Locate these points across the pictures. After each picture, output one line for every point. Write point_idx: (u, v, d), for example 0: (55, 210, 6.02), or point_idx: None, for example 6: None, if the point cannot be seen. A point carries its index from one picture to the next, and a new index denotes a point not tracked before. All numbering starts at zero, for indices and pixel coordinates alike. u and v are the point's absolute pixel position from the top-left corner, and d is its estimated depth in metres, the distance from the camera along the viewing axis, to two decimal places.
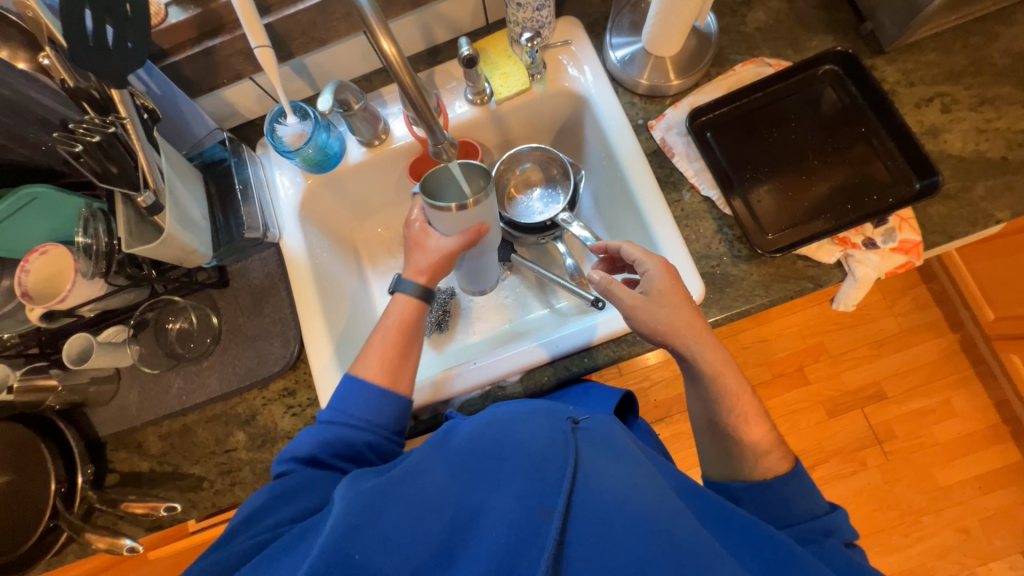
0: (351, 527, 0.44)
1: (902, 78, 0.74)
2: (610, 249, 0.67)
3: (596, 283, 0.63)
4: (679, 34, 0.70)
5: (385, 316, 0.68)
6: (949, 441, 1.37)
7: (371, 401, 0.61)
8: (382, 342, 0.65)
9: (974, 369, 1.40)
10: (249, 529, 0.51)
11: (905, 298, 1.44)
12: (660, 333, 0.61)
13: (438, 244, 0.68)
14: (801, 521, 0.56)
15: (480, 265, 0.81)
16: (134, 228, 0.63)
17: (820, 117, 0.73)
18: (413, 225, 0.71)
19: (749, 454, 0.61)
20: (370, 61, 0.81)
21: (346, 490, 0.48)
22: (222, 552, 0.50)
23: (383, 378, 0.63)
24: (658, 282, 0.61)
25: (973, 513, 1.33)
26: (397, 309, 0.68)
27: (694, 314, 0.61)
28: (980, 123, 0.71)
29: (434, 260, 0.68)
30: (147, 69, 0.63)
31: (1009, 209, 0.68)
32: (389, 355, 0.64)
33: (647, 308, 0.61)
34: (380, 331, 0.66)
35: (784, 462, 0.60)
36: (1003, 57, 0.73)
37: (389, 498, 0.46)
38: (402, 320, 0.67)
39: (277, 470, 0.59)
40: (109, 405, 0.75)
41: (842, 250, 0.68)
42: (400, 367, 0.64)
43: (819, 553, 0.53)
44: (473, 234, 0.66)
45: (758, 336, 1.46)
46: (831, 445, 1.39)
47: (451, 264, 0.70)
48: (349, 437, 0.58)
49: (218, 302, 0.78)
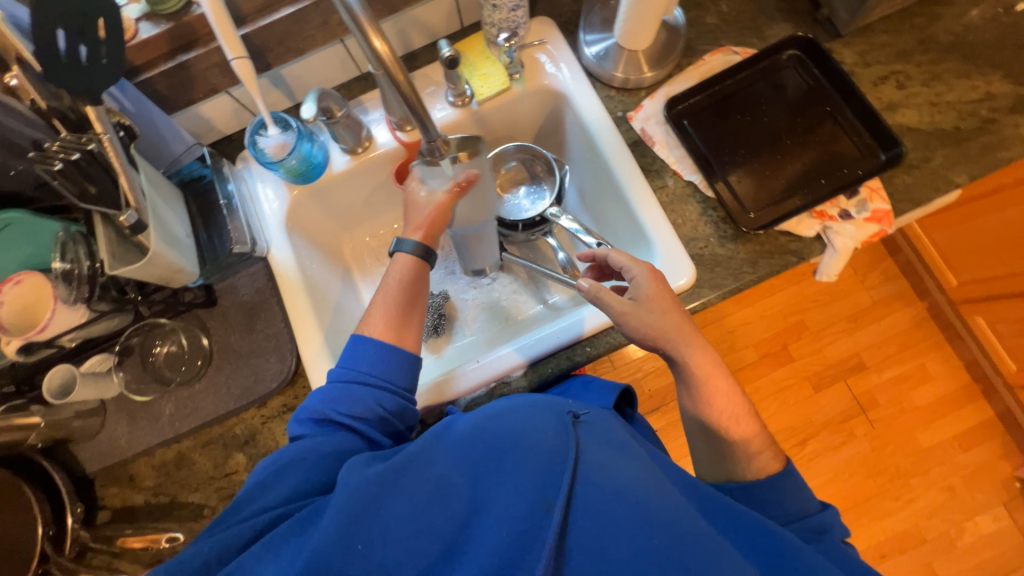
0: (354, 515, 0.44)
1: (859, 59, 0.79)
2: (599, 257, 0.68)
3: (587, 290, 0.63)
4: (650, 29, 0.73)
5: (385, 278, 0.66)
6: (928, 404, 1.44)
7: (380, 356, 0.60)
8: (386, 301, 0.64)
9: (943, 333, 1.48)
10: (245, 510, 0.50)
11: (875, 271, 1.52)
12: (650, 338, 0.62)
13: (428, 197, 0.66)
14: (800, 519, 0.58)
15: (485, 245, 0.80)
16: (116, 249, 0.60)
17: (788, 99, 0.77)
18: (408, 188, 0.69)
19: (742, 455, 0.61)
20: (348, 69, 0.81)
21: (349, 474, 0.47)
22: (216, 533, 0.49)
23: (389, 336, 0.62)
24: (647, 288, 0.62)
25: (956, 470, 1.40)
26: (398, 269, 0.66)
27: (685, 320, 0.63)
28: (932, 97, 0.76)
29: (429, 214, 0.66)
30: (119, 86, 0.61)
31: (966, 175, 0.73)
32: (392, 315, 0.63)
33: (637, 313, 0.61)
34: (382, 291, 0.64)
35: (777, 462, 0.61)
36: (946, 35, 0.79)
37: (394, 489, 0.46)
38: (403, 279, 0.65)
39: (292, 429, 0.58)
40: (95, 440, 0.72)
41: (820, 223, 0.71)
42: (405, 326, 0.63)
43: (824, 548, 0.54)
44: (461, 183, 0.64)
45: (742, 318, 1.51)
46: (820, 418, 1.44)
47: (445, 220, 0.68)
48: (361, 395, 0.57)
49: (207, 322, 0.76)
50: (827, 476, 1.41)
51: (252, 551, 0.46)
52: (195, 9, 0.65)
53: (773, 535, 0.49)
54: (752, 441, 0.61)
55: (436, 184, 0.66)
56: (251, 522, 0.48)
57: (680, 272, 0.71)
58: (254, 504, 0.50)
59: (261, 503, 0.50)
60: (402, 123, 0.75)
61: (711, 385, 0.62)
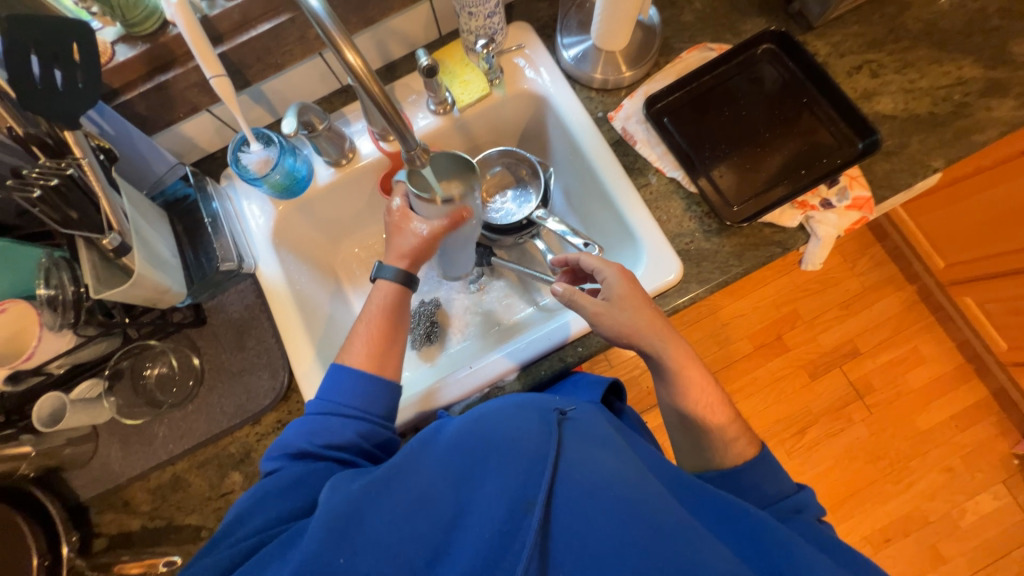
0: (334, 531, 0.44)
1: (833, 50, 0.80)
2: (571, 261, 0.68)
3: (561, 295, 0.63)
4: (626, 30, 0.74)
5: (367, 304, 0.68)
6: (923, 387, 1.45)
7: (358, 387, 0.60)
8: (368, 330, 0.65)
9: (934, 315, 1.49)
10: (233, 536, 0.51)
11: (863, 258, 1.53)
12: (624, 335, 0.62)
13: (418, 229, 0.68)
14: (776, 501, 0.58)
15: (457, 255, 0.80)
16: (100, 273, 0.60)
17: (764, 93, 0.78)
18: (393, 213, 0.70)
19: (719, 442, 0.63)
20: (328, 82, 0.81)
21: (332, 492, 0.47)
22: (211, 556, 0.50)
23: (369, 366, 0.62)
24: (619, 287, 0.62)
25: (954, 451, 1.41)
26: (380, 295, 0.67)
27: (655, 312, 0.63)
28: (906, 84, 0.77)
29: (417, 245, 0.68)
30: (98, 110, 0.62)
31: (943, 158, 0.74)
32: (374, 342, 0.63)
33: (611, 313, 0.62)
34: (366, 319, 0.66)
35: (751, 448, 0.62)
36: (916, 23, 0.80)
37: (375, 501, 0.45)
38: (386, 304, 0.67)
39: (266, 467, 0.58)
40: (88, 466, 0.71)
41: (803, 213, 0.72)
42: (387, 354, 0.64)
43: (816, 530, 0.55)
44: (455, 219, 0.67)
45: (736, 311, 1.51)
46: (818, 406, 1.45)
47: (430, 252, 0.70)
48: (340, 427, 0.57)
49: (198, 342, 0.75)
50: (827, 464, 1.42)
51: (238, 574, 0.46)
52: (171, 30, 0.65)
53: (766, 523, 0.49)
54: (738, 430, 0.63)
55: (427, 217, 0.68)
56: (236, 548, 0.49)
57: (667, 268, 0.72)
58: (245, 526, 0.51)
59: (246, 530, 0.51)
60: (384, 134, 0.75)
61: (700, 378, 0.63)
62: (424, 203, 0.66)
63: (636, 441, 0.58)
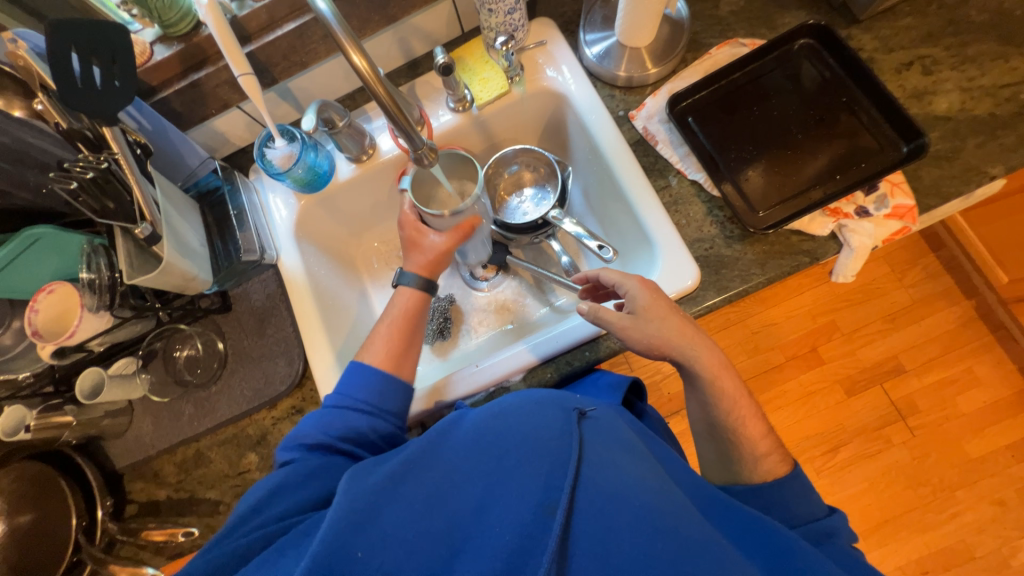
0: (353, 523, 0.44)
1: (880, 45, 0.74)
2: (591, 277, 0.67)
3: (586, 312, 0.61)
4: (650, 24, 0.71)
5: (390, 308, 0.70)
6: (976, 411, 1.34)
7: (377, 385, 0.62)
8: (389, 331, 0.68)
9: (993, 334, 1.37)
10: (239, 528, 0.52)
11: (915, 268, 1.41)
12: (654, 348, 0.60)
13: (434, 240, 0.71)
14: (804, 523, 0.56)
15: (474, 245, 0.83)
16: (134, 259, 0.64)
17: (800, 91, 0.73)
18: (406, 228, 0.72)
19: (749, 457, 0.60)
20: (352, 80, 0.83)
21: (350, 482, 0.48)
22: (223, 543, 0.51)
23: (388, 365, 0.65)
24: (642, 299, 0.60)
25: (1010, 483, 1.29)
26: (403, 299, 0.70)
27: (683, 320, 0.61)
28: (964, 82, 0.70)
29: (433, 257, 0.71)
30: (136, 106, 0.66)
31: (1002, 164, 0.67)
32: (395, 342, 0.67)
33: (637, 326, 0.59)
34: (386, 321, 0.69)
35: (783, 466, 0.59)
36: (979, 15, 0.73)
37: (394, 494, 0.47)
38: (408, 309, 0.69)
39: (282, 457, 0.59)
40: (123, 437, 0.77)
41: (835, 221, 0.68)
42: (405, 355, 0.66)
43: (833, 557, 0.52)
44: (466, 227, 0.71)
45: (768, 319, 1.44)
46: (854, 425, 1.36)
47: (448, 261, 0.73)
48: (354, 420, 0.60)
49: (222, 327, 0.79)
50: (860, 488, 1.33)
51: (257, 561, 0.47)
52: (204, 30, 0.68)
53: (795, 560, 0.46)
54: (759, 448, 0.60)
55: (440, 227, 0.72)
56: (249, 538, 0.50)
57: (684, 274, 0.69)
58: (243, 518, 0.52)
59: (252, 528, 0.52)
60: (415, 124, 0.72)
61: (714, 393, 0.60)
62: (435, 217, 0.70)
63: (656, 444, 0.57)
